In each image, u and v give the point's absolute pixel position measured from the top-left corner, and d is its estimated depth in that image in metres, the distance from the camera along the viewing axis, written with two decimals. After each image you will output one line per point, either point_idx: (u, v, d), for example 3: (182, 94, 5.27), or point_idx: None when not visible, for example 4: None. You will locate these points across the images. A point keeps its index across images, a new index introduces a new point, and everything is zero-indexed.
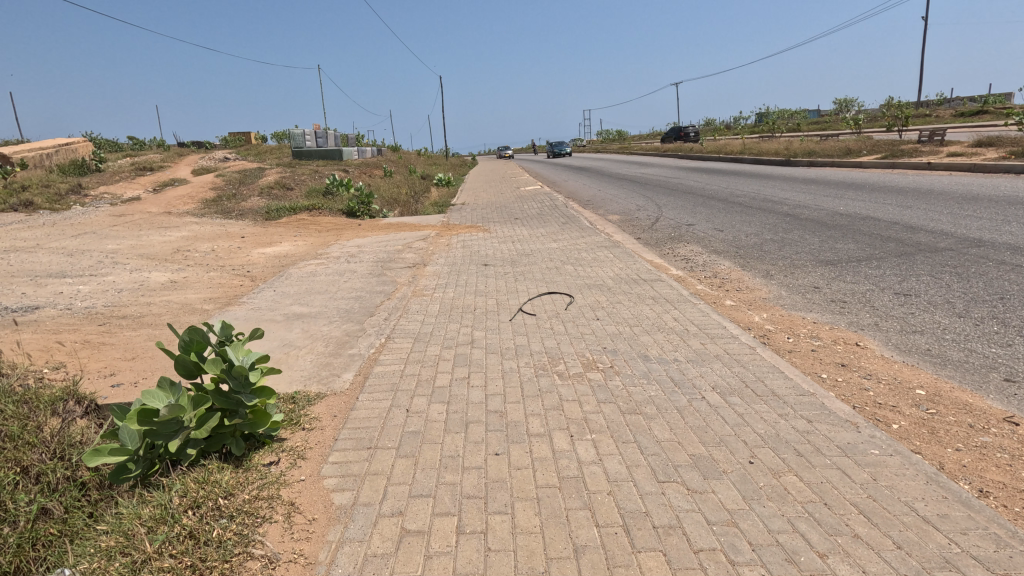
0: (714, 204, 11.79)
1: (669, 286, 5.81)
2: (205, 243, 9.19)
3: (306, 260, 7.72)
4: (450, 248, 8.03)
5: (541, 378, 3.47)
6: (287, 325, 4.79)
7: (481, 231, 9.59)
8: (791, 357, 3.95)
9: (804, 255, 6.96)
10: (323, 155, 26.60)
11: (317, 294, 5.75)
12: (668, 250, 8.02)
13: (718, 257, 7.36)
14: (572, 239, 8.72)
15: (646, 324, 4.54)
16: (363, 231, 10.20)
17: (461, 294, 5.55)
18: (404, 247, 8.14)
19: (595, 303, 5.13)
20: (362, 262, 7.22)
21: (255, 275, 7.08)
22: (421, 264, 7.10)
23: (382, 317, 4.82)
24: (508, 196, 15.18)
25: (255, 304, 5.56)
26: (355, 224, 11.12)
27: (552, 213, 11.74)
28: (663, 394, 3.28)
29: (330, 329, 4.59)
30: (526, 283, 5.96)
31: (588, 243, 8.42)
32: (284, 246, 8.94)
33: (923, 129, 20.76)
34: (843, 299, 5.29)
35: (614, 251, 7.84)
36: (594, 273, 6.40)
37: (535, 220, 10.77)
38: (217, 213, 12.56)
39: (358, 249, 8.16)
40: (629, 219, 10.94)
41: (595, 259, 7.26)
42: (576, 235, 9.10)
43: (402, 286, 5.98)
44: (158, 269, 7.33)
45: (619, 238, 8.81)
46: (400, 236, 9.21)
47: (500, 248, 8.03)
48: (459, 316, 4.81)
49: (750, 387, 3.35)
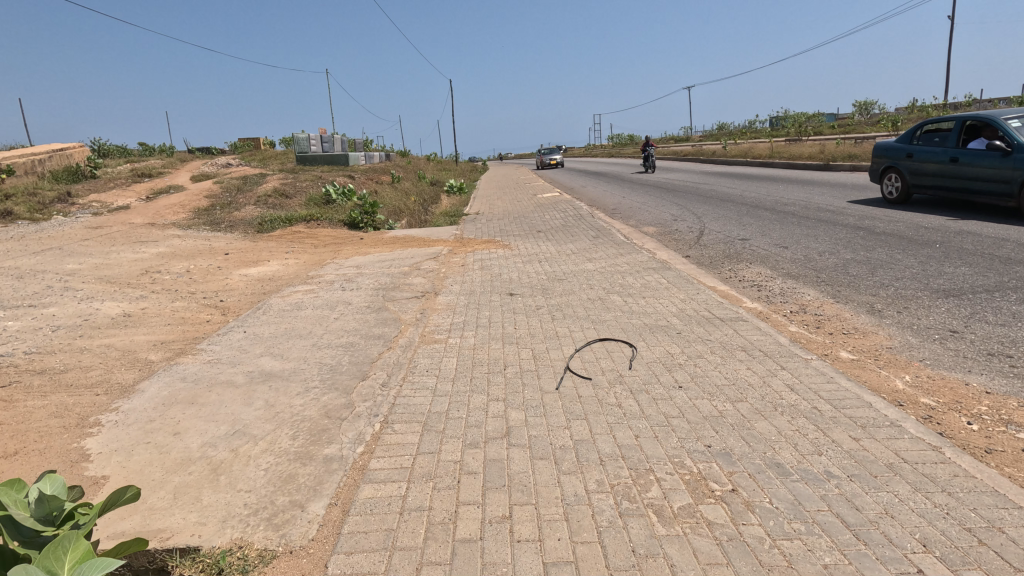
0: (762, 214, 10.41)
1: (757, 328, 4.43)
2: (181, 262, 7.93)
3: (295, 285, 6.43)
4: (467, 270, 6.72)
5: (630, 523, 2.11)
6: (247, 393, 3.47)
7: (502, 247, 8.25)
8: (1000, 466, 2.56)
9: (910, 282, 5.57)
10: (328, 160, 25.47)
11: (297, 339, 4.43)
12: (728, 272, 6.67)
13: (797, 283, 5.99)
14: (610, 258, 7.36)
15: (755, 400, 3.16)
16: (365, 247, 8.90)
17: (485, 341, 4.20)
18: (412, 269, 6.84)
19: (671, 361, 3.75)
20: (360, 290, 5.91)
21: (228, 306, 5.79)
22: (431, 292, 5.77)
23: (379, 382, 3.48)
24: (526, 204, 13.83)
25: (215, 352, 4.25)
26: (357, 237, 9.84)
27: (579, 224, 10.39)
28: (846, 564, 1.91)
29: (304, 402, 3.25)
30: (569, 323, 4.60)
31: (630, 263, 7.06)
32: (274, 266, 7.67)
33: (974, 132, 19.11)
34: (1005, 351, 3.88)
35: (664, 273, 6.46)
36: (651, 307, 5.02)
37: (561, 233, 9.44)
38: (206, 225, 11.35)
39: (358, 271, 6.88)
40: (668, 232, 9.61)
41: (645, 285, 5.88)
42: (612, 253, 7.74)
43: (409, 326, 4.65)
44: (114, 298, 6.07)
45: (665, 257, 7.46)
46: (408, 253, 7.90)
47: (527, 270, 6.69)
48: (485, 382, 3.46)
49: (991, 548, 1.97)
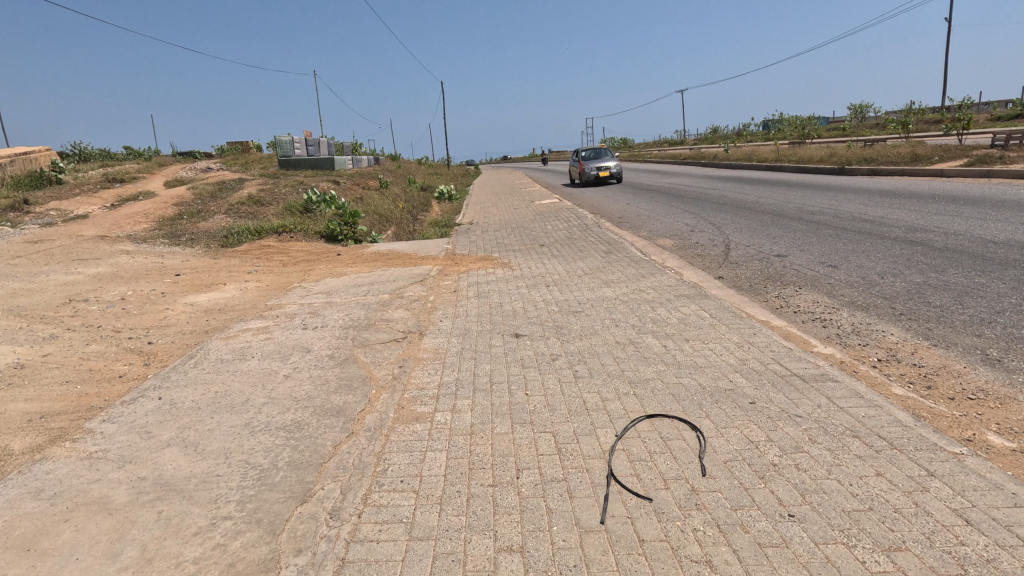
0: (792, 225, 9.30)
1: (857, 393, 3.25)
2: (118, 287, 6.66)
3: (247, 320, 5.20)
4: (459, 299, 5.51)
5: None
6: (120, 529, 2.23)
7: (501, 266, 7.04)
8: None
9: (1018, 318, 4.44)
10: (313, 164, 24.18)
11: (226, 413, 3.20)
12: (777, 301, 5.51)
13: (868, 316, 4.86)
14: (630, 280, 6.18)
15: (921, 552, 1.98)
16: (342, 265, 7.67)
17: (486, 421, 2.99)
18: (395, 296, 5.65)
19: (760, 460, 2.57)
20: (324, 328, 4.69)
21: (154, 350, 4.53)
22: (415, 332, 4.56)
23: (325, 509, 2.26)
24: (524, 212, 12.64)
25: (105, 436, 3.01)
26: (334, 253, 8.60)
27: (586, 237, 9.21)
28: None
29: (201, 557, 2.02)
30: (598, 386, 3.40)
31: (656, 287, 5.86)
32: (230, 291, 6.44)
33: (996, 133, 18.08)
34: None
35: (701, 302, 5.30)
36: (702, 359, 3.84)
37: (567, 248, 8.27)
38: (164, 237, 10.07)
39: (328, 300, 5.66)
40: (688, 246, 8.48)
41: (684, 320, 4.70)
42: (632, 273, 6.55)
43: (382, 391, 3.41)
44: (14, 340, 4.81)
45: (695, 279, 6.31)
46: (390, 275, 6.68)
47: (534, 299, 5.49)
48: (490, 510, 2.25)
49: None
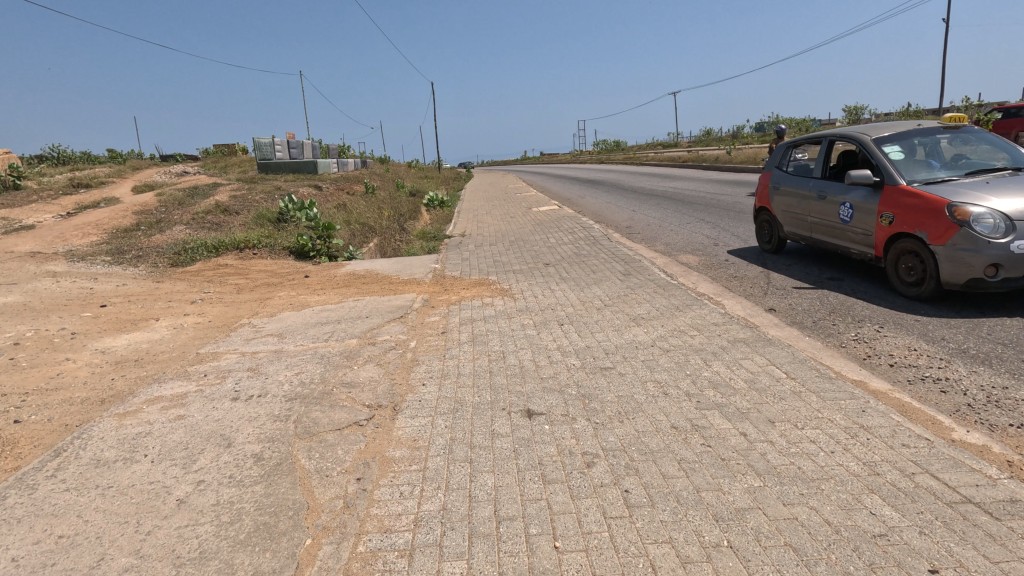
0: None
1: None
2: (19, 324, 5.30)
3: (164, 379, 3.90)
4: (449, 349, 4.24)
5: None
6: None
7: (499, 295, 5.77)
8: None
9: None
10: (294, 168, 22.78)
11: None
12: (859, 347, 4.27)
13: (999, 375, 3.62)
14: (664, 316, 4.93)
15: None
16: (307, 291, 6.38)
17: None
18: (365, 343, 4.36)
19: None
20: (261, 401, 3.39)
21: (17, 435, 3.21)
22: (386, 407, 3.27)
23: None
24: (522, 222, 11.38)
25: None
26: (301, 275, 7.28)
27: (597, 253, 7.95)
28: None
29: None
30: (668, 531, 2.13)
31: (699, 327, 4.61)
32: (161, 330, 5.13)
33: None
34: None
35: (765, 351, 4.06)
36: (807, 465, 2.58)
37: (578, 268, 7.01)
38: (107, 255, 8.66)
39: (278, 349, 4.38)
40: (719, 266, 7.25)
41: (754, 386, 3.45)
42: (664, 305, 5.29)
43: (321, 541, 2.13)
44: None
45: (745, 315, 5.07)
46: (364, 308, 5.40)
47: (545, 347, 4.22)
48: None
49: None
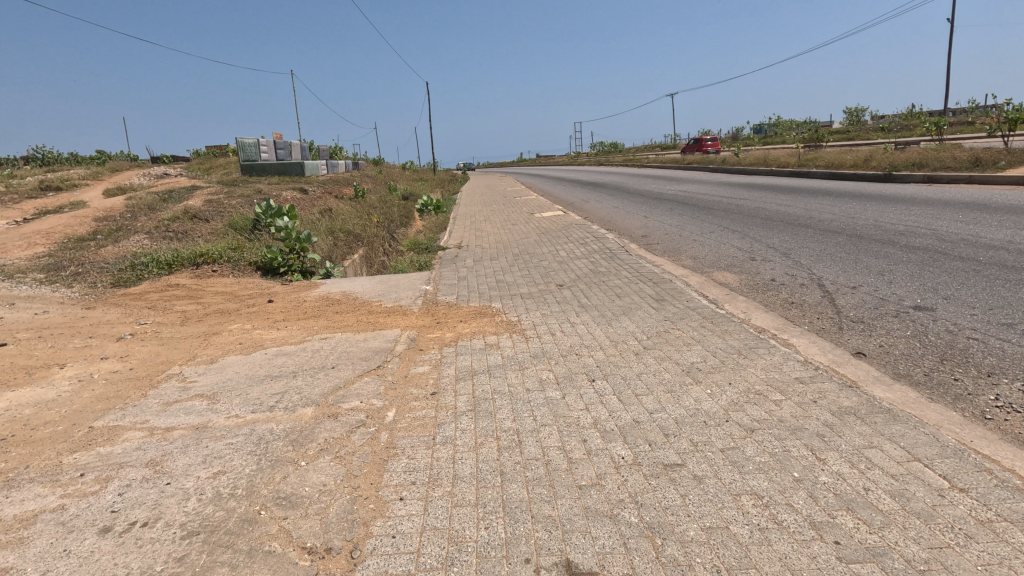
0: (893, 254, 6.95)
1: None
2: None
3: (20, 481, 2.64)
4: (441, 427, 3.01)
5: None
6: None
7: (506, 332, 4.55)
8: None
9: None
10: (280, 170, 21.52)
11: None
12: (1014, 419, 3.06)
13: None
14: (727, 368, 3.72)
15: None
16: (265, 322, 5.13)
17: None
18: (323, 417, 3.12)
19: None
20: (141, 540, 2.14)
21: None
22: (337, 557, 2.03)
23: None
24: (525, 231, 10.16)
25: None
26: (263, 300, 6.04)
27: (617, 270, 6.75)
28: None
29: None
30: None
31: (780, 387, 3.40)
32: (61, 385, 3.88)
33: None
34: None
35: (891, 431, 2.85)
36: None
37: (599, 291, 5.79)
38: (41, 272, 7.38)
39: (202, 423, 3.13)
40: (765, 287, 6.10)
41: (912, 508, 2.23)
42: (722, 349, 4.08)
43: None
44: None
45: (830, 363, 3.87)
46: (332, 352, 4.16)
47: (577, 425, 2.99)
48: None
49: None
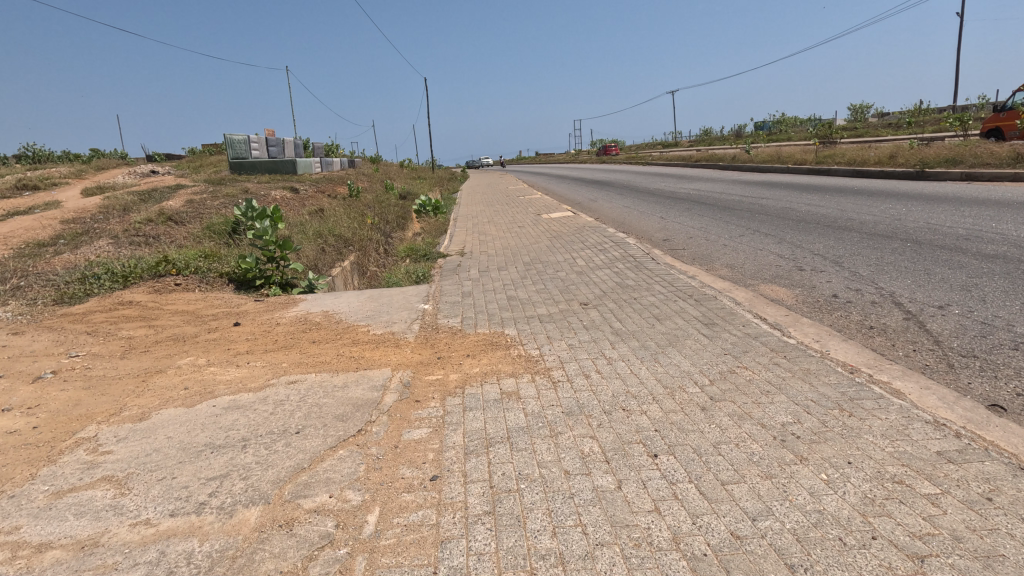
0: (967, 263, 5.99)
1: None
2: None
3: None
4: (445, 550, 2.00)
5: None
6: None
7: (526, 373, 3.55)
8: None
9: None
10: (270, 168, 20.48)
11: None
12: None
13: None
14: (834, 435, 2.73)
15: None
16: (224, 356, 4.11)
17: None
18: (271, 528, 2.12)
19: None
20: None
21: None
22: None
23: None
24: (535, 234, 9.16)
25: None
26: (229, 323, 5.03)
27: (649, 284, 5.76)
28: None
29: None
30: None
31: (924, 470, 2.41)
32: None
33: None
34: None
35: None
36: None
37: (633, 313, 4.81)
38: None
39: (92, 539, 2.12)
40: (830, 306, 5.13)
41: None
42: (815, 401, 3.09)
43: None
44: None
45: (969, 424, 2.87)
46: (299, 406, 3.15)
47: (651, 546, 1.99)
48: None
49: None
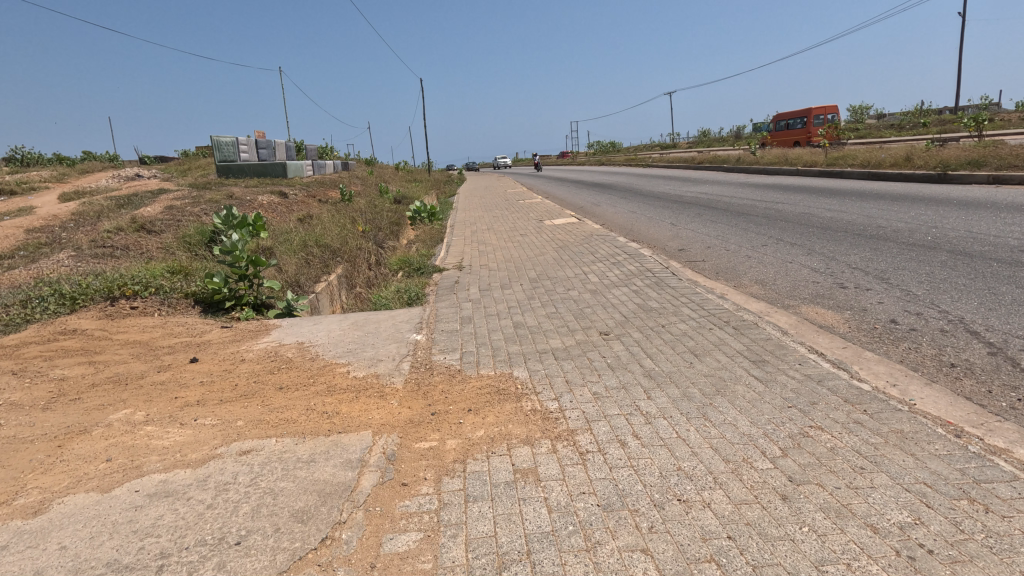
0: None
1: None
2: None
3: None
4: None
5: None
6: None
7: (544, 439, 2.79)
8: None
9: None
10: (259, 171, 19.66)
11: None
12: None
13: None
14: (981, 548, 1.97)
15: None
16: (168, 409, 3.32)
17: None
18: None
19: None
20: None
21: None
22: None
23: None
24: (539, 244, 8.42)
25: None
26: (186, 358, 4.24)
27: (676, 308, 5.02)
28: None
29: None
30: None
31: None
32: None
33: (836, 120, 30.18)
34: None
35: None
36: None
37: (664, 347, 4.06)
38: None
39: None
40: (893, 334, 4.39)
41: None
42: (931, 487, 2.34)
43: None
44: None
45: None
46: (246, 494, 2.37)
47: None
48: None
49: None
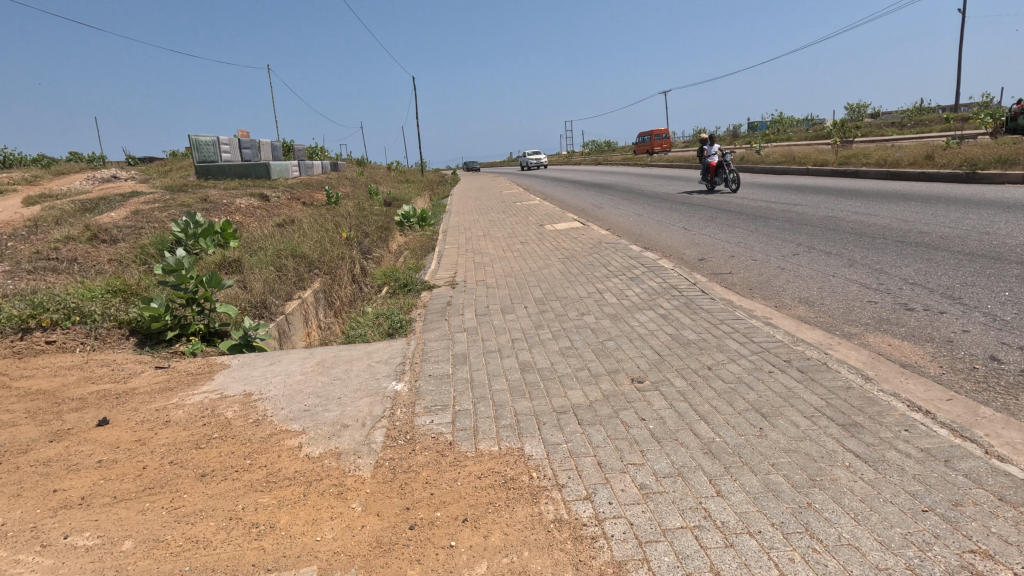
0: None
1: None
2: None
3: None
4: None
5: None
6: None
7: None
8: None
9: None
10: (241, 172, 18.60)
11: None
12: None
13: None
14: None
15: None
16: (32, 517, 2.31)
17: None
18: None
19: None
20: None
21: None
22: None
23: None
24: (543, 255, 7.45)
25: None
26: (94, 418, 3.25)
27: (719, 341, 4.07)
28: None
29: None
30: None
31: None
32: None
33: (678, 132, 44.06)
34: None
35: None
36: None
37: (718, 403, 3.11)
38: None
39: None
40: (1003, 378, 3.46)
41: None
42: None
43: None
44: None
45: None
46: None
47: None
48: None
49: None
